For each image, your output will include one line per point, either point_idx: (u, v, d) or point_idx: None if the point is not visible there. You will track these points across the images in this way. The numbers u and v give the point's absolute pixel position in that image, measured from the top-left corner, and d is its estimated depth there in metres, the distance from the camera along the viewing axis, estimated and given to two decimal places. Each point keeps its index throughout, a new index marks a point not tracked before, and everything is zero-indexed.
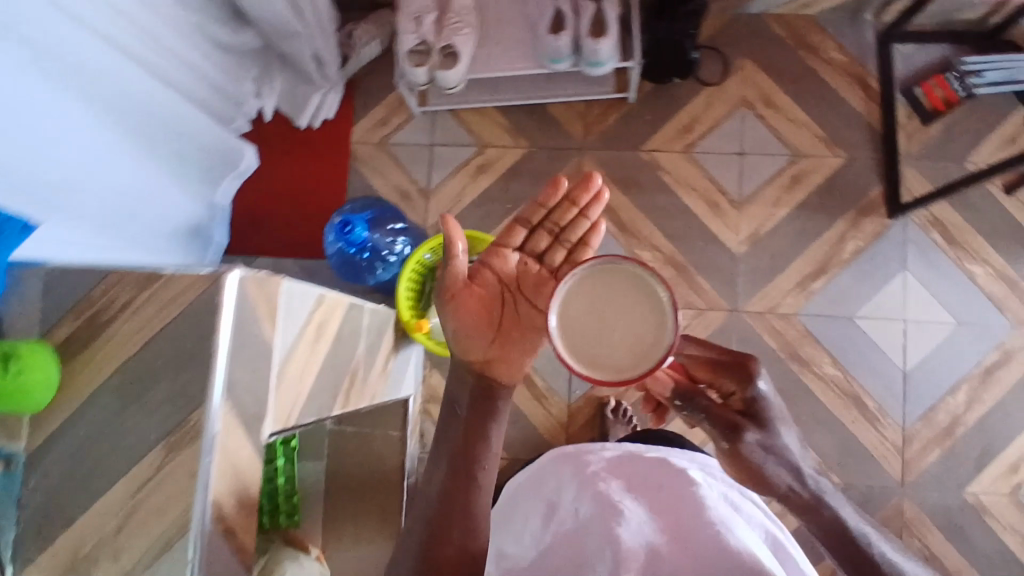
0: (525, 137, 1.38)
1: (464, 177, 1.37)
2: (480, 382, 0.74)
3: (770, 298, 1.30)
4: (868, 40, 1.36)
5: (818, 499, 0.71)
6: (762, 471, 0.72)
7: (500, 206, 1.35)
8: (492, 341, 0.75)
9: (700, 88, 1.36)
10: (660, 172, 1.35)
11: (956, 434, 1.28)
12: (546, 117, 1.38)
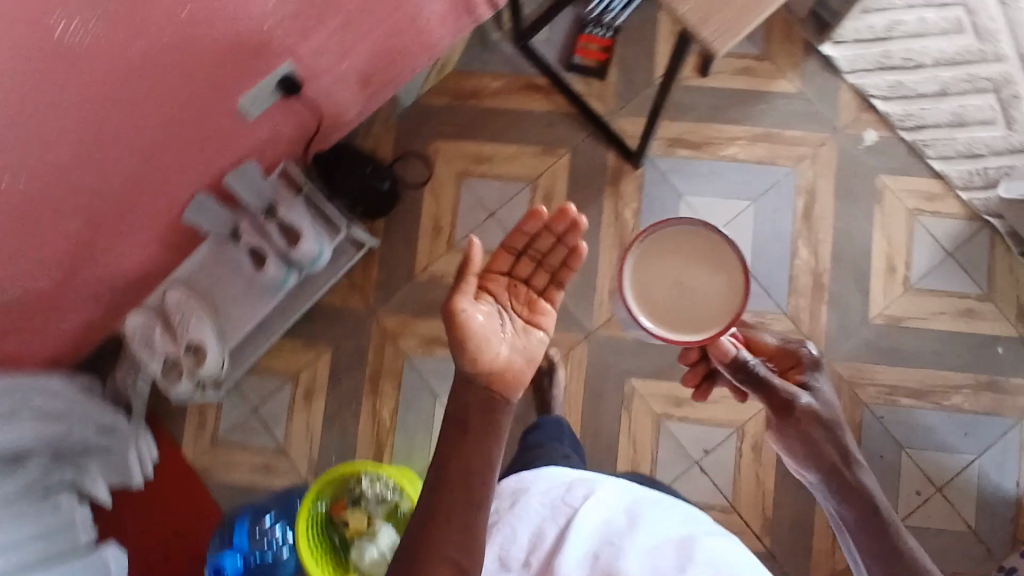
0: (320, 341, 1.37)
1: (302, 413, 1.36)
2: (485, 399, 0.73)
3: (607, 303, 1.35)
4: (510, 52, 1.41)
5: (857, 479, 0.87)
6: (811, 435, 0.88)
7: (349, 410, 1.35)
8: (496, 355, 0.74)
9: (421, 192, 1.39)
10: (446, 279, 1.37)
11: (826, 283, 1.32)
12: (323, 312, 1.37)
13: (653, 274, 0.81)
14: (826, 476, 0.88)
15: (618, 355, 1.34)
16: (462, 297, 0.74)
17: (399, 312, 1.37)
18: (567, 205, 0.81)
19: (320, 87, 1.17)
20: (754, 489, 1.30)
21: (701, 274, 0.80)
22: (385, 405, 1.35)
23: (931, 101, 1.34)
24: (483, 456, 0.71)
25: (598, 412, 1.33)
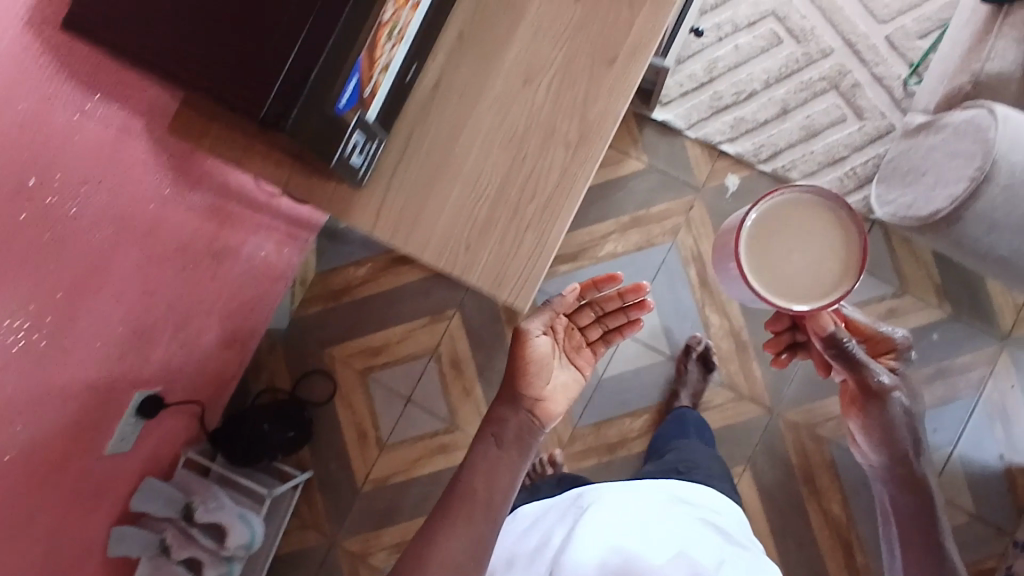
0: None
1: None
2: (526, 415, 0.79)
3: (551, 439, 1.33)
4: (360, 234, 1.37)
5: (918, 470, 0.95)
6: (892, 422, 0.92)
7: None
8: (542, 385, 0.81)
9: (332, 405, 1.35)
10: (391, 479, 1.33)
11: (747, 339, 1.29)
12: (285, 562, 1.33)
13: (771, 246, 0.76)
14: (898, 471, 0.95)
15: None
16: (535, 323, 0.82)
17: (357, 530, 1.33)
18: (642, 282, 0.85)
19: (184, 380, 1.15)
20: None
21: (808, 261, 0.75)
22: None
23: (778, 123, 1.31)
24: (507, 472, 0.75)
25: None
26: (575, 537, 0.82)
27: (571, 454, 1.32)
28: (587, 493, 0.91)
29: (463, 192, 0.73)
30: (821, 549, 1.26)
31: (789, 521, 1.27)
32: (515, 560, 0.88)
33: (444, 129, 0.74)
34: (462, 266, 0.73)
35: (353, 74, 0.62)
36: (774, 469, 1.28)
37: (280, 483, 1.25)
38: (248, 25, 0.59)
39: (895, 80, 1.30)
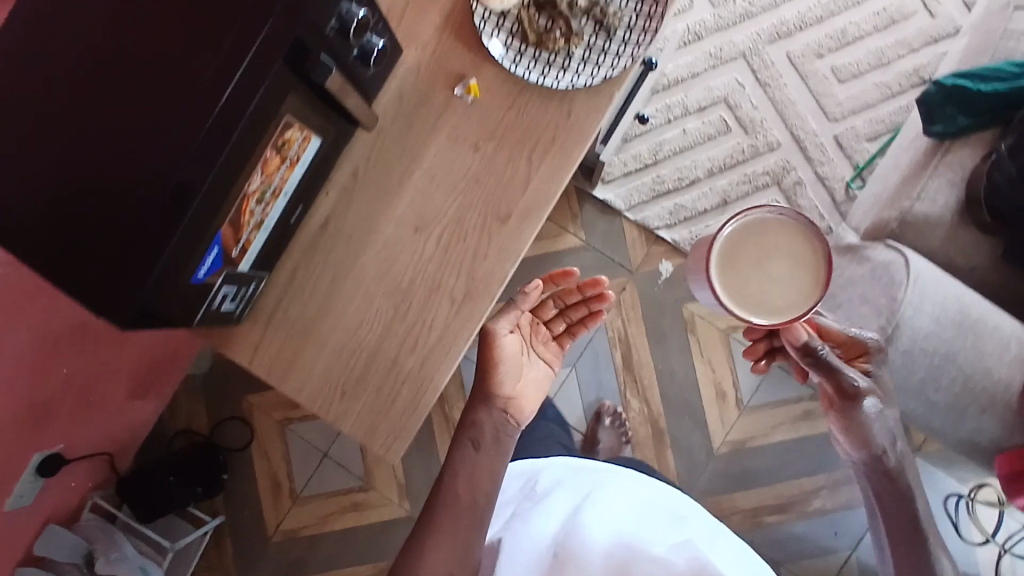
0: None
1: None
2: (499, 415, 0.77)
3: None
4: None
5: (898, 472, 0.83)
6: (869, 430, 0.81)
7: None
8: (514, 384, 0.78)
9: (248, 454, 1.35)
10: (302, 532, 1.33)
11: (664, 426, 1.30)
12: None
13: (742, 260, 0.73)
14: (883, 483, 0.83)
15: None
16: (502, 321, 0.77)
17: None
18: (601, 276, 0.82)
19: (90, 435, 1.14)
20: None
21: (775, 275, 0.71)
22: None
23: (717, 213, 1.30)
24: (487, 474, 0.75)
25: None
26: (590, 522, 0.88)
27: None
28: (585, 471, 0.94)
29: (345, 336, 0.72)
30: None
31: None
32: (511, 536, 0.86)
33: (331, 270, 0.73)
34: (337, 414, 0.72)
35: (214, 244, 0.59)
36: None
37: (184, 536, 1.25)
38: (92, 216, 0.55)
39: (837, 182, 1.29)
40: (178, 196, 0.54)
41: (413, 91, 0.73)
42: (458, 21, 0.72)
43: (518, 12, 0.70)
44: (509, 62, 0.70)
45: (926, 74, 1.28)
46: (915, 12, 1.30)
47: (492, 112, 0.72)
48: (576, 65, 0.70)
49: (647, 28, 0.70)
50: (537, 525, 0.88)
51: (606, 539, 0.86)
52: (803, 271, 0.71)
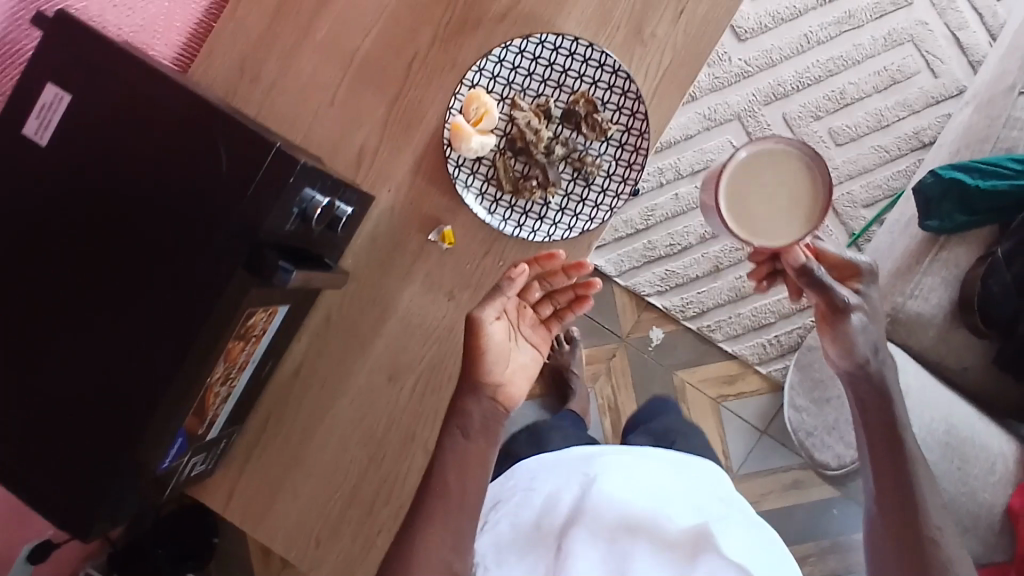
0: None
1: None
2: (489, 407, 0.60)
3: None
4: None
5: (885, 383, 0.66)
6: (850, 338, 0.66)
7: None
8: (503, 371, 0.61)
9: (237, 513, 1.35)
10: None
11: None
12: None
13: (744, 184, 0.62)
14: (869, 423, 0.66)
15: None
16: (489, 307, 0.61)
17: None
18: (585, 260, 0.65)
19: None
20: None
21: (773, 195, 0.61)
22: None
23: (710, 279, 1.27)
24: (478, 468, 0.59)
25: None
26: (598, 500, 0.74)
27: None
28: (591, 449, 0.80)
29: (319, 485, 0.71)
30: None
31: None
32: (504, 531, 0.75)
33: (305, 419, 0.71)
34: (313, 561, 0.72)
35: (179, 437, 0.58)
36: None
37: None
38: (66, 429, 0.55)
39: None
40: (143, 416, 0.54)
41: (386, 233, 0.70)
42: (431, 164, 0.69)
43: (494, 159, 0.68)
44: (484, 211, 0.68)
45: (926, 137, 1.25)
46: (918, 71, 1.25)
47: (467, 260, 0.69)
48: (553, 214, 0.68)
49: (627, 176, 0.68)
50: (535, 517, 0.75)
51: (609, 523, 0.73)
52: (797, 204, 0.60)
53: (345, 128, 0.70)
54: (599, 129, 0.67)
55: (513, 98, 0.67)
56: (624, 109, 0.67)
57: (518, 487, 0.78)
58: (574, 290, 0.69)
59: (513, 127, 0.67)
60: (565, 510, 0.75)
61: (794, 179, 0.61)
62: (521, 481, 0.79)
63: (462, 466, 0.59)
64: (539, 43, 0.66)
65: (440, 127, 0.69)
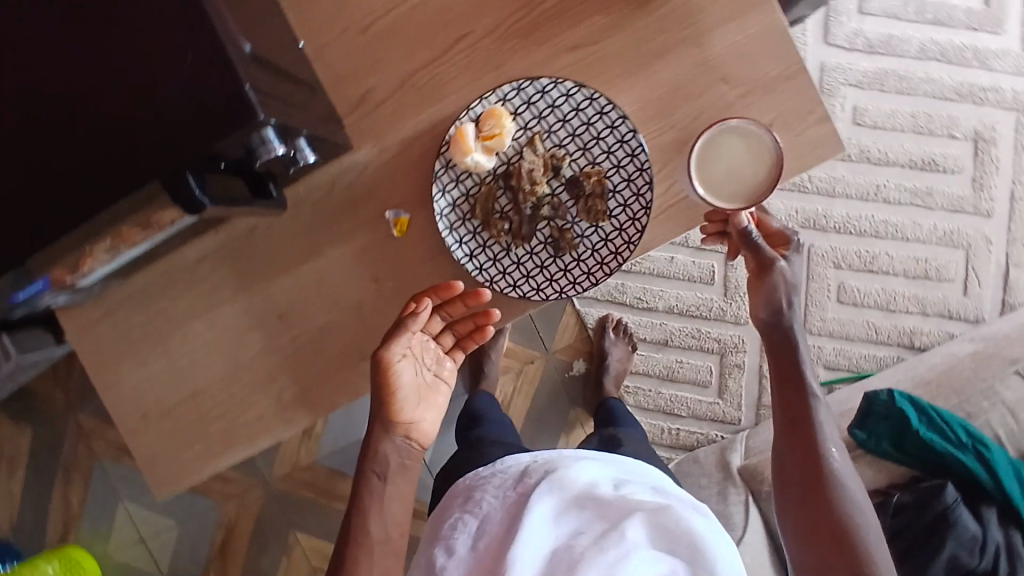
0: (15, 423, 1.37)
1: (2, 481, 1.37)
2: (400, 443, 0.58)
3: (289, 458, 1.33)
4: None
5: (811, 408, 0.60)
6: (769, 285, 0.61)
7: (33, 493, 1.37)
8: (415, 411, 0.59)
9: None
10: None
11: None
12: (23, 397, 1.36)
13: (724, 157, 0.58)
14: (782, 390, 0.62)
15: (288, 511, 1.33)
16: (397, 345, 0.58)
17: (96, 414, 1.36)
18: (484, 290, 0.62)
19: None
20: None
21: (732, 173, 0.58)
22: (74, 493, 1.37)
23: (652, 347, 1.23)
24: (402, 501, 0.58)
25: (258, 554, 1.34)
26: (545, 489, 0.61)
27: (295, 479, 1.32)
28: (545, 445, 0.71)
29: (166, 369, 0.70)
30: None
31: None
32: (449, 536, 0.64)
33: (184, 306, 0.69)
34: (127, 432, 0.71)
35: (37, 282, 0.58)
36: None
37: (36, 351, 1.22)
38: None
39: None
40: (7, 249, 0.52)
41: (350, 185, 0.66)
42: (425, 150, 0.65)
43: (484, 180, 0.64)
44: (445, 224, 0.64)
45: (918, 342, 1.19)
46: (953, 279, 1.20)
47: (408, 255, 0.66)
48: (507, 264, 0.65)
49: (592, 273, 0.64)
50: (481, 511, 0.64)
51: (572, 493, 0.61)
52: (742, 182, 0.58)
53: (365, 66, 0.65)
54: (593, 214, 0.63)
55: (534, 134, 0.63)
56: (628, 211, 0.62)
57: (463, 491, 0.69)
58: (475, 318, 0.64)
59: (518, 162, 0.64)
60: (518, 489, 0.64)
61: (761, 152, 0.57)
62: (467, 484, 0.70)
63: (388, 543, 0.56)
64: (587, 99, 0.62)
65: (452, 120, 0.64)
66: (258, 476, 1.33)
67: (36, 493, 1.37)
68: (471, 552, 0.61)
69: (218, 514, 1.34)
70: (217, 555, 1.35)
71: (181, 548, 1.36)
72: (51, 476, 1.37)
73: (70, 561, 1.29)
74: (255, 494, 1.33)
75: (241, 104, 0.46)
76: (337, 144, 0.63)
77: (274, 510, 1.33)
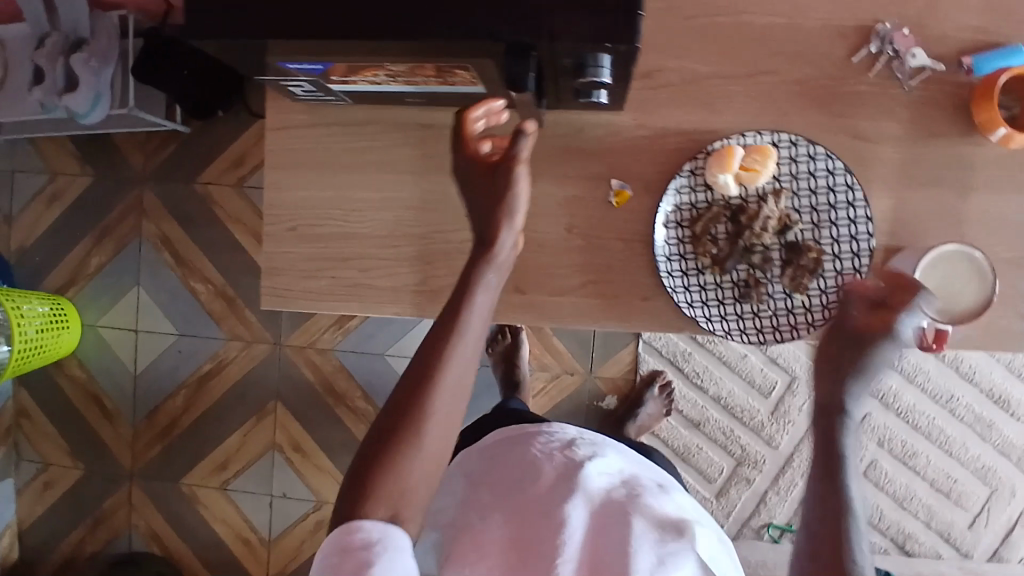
0: (88, 164, 1.33)
1: (44, 209, 1.34)
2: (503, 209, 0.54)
3: (310, 333, 1.32)
4: None
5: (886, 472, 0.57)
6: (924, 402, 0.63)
7: (67, 236, 1.34)
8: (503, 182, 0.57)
9: (250, 120, 1.31)
10: (211, 206, 1.33)
11: None
12: (108, 146, 1.33)
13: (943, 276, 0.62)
14: (820, 432, 0.58)
15: (284, 380, 1.32)
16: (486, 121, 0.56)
17: (161, 198, 1.34)
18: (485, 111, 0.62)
19: None
20: (290, 549, 1.34)
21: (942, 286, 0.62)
22: (98, 255, 1.34)
23: (683, 422, 1.25)
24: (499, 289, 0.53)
25: (235, 400, 1.34)
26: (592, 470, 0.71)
27: (306, 355, 1.32)
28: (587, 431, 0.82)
29: (338, 201, 0.71)
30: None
31: None
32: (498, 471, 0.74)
33: (388, 156, 0.70)
34: (270, 235, 0.72)
35: (317, 63, 0.57)
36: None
37: (149, 116, 1.21)
38: None
39: (770, 514, 1.23)
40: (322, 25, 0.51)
41: (596, 139, 0.68)
42: (680, 146, 0.67)
43: (714, 202, 0.66)
44: (662, 220, 0.66)
45: (909, 546, 1.21)
46: (967, 510, 1.21)
47: (613, 226, 0.68)
48: (693, 283, 0.66)
49: (763, 332, 0.66)
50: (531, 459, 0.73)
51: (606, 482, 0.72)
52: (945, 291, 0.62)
53: (673, 47, 0.67)
54: (793, 284, 0.65)
55: (782, 189, 0.64)
56: (824, 298, 0.65)
57: (505, 440, 0.79)
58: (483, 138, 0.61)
59: (754, 203, 0.65)
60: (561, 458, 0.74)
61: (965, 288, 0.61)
62: (509, 441, 0.79)
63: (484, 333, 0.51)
64: (846, 186, 0.63)
65: (717, 137, 0.67)
66: (275, 334, 1.32)
67: (70, 237, 1.34)
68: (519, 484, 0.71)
69: (217, 347, 1.33)
70: (194, 383, 1.35)
71: (166, 358, 1.35)
72: (84, 229, 1.34)
73: (57, 315, 1.30)
74: (262, 348, 1.33)
75: (633, 22, 0.48)
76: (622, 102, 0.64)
77: (272, 371, 1.33)
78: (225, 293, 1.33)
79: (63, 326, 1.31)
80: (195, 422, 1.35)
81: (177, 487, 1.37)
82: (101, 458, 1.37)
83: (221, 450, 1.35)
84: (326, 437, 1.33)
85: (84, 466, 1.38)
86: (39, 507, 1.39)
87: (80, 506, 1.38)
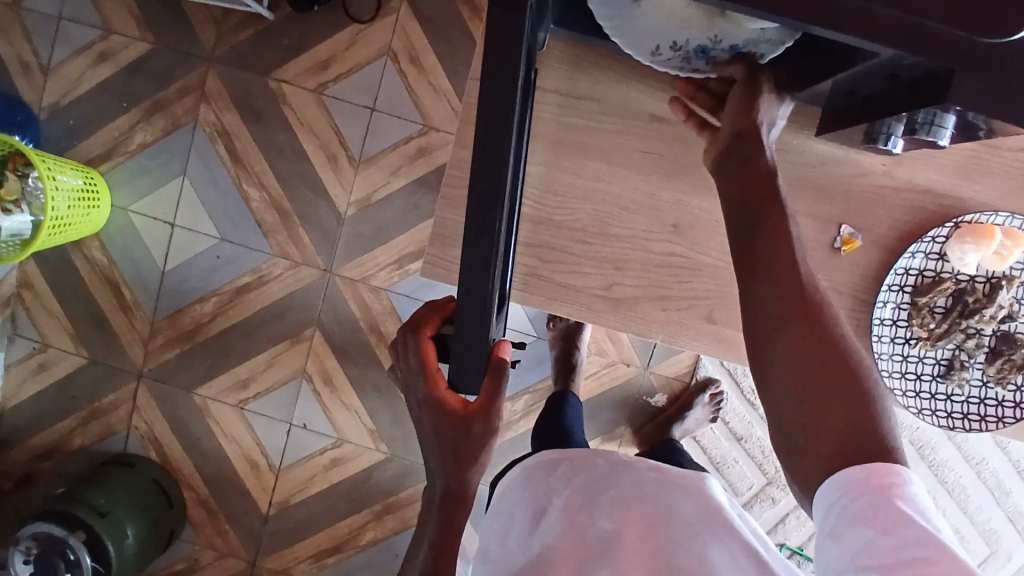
0: (153, 29, 1.20)
1: (94, 68, 1.21)
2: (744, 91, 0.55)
3: (365, 267, 1.23)
4: None
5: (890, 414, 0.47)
6: None
7: (114, 103, 1.21)
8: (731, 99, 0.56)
9: (347, 24, 1.19)
10: (281, 106, 1.21)
11: (505, 437, 1.22)
12: (180, 15, 1.20)
13: None
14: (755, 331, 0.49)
15: (328, 309, 1.24)
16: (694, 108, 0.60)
17: (227, 84, 1.21)
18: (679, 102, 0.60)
19: None
20: (299, 480, 1.29)
21: None
22: (144, 131, 1.21)
23: (725, 434, 1.25)
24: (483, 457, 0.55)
25: (270, 320, 1.25)
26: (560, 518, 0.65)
27: (356, 288, 1.23)
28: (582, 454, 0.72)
29: (539, 182, 0.63)
30: (317, 531, 1.29)
31: (340, 501, 1.29)
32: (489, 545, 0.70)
33: (601, 141, 0.63)
34: (452, 199, 0.64)
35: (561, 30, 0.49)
36: (386, 483, 1.28)
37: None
38: None
39: (786, 534, 1.25)
40: (519, 82, 0.42)
41: (835, 182, 0.63)
42: (923, 206, 0.63)
43: (945, 274, 0.62)
44: (889, 281, 0.63)
45: None
46: None
47: (832, 275, 0.63)
48: (898, 351, 0.63)
49: (952, 417, 0.63)
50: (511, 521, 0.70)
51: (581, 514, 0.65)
52: None
53: None
54: (996, 375, 0.62)
55: (1016, 278, 0.62)
56: (1018, 395, 0.62)
57: (503, 502, 0.73)
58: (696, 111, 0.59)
59: (982, 287, 0.62)
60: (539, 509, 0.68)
61: None
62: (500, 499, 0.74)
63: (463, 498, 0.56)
64: None
65: (962, 210, 0.63)
66: (326, 260, 1.23)
67: (119, 105, 1.22)
68: (507, 552, 0.67)
69: (262, 261, 1.23)
70: (228, 292, 1.25)
71: (202, 260, 1.24)
72: (136, 99, 1.21)
73: (89, 190, 1.17)
74: (310, 271, 1.23)
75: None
76: (893, 149, 0.60)
77: (317, 297, 1.24)
78: (280, 205, 1.22)
79: (94, 203, 1.18)
80: (220, 333, 1.26)
81: (188, 396, 1.28)
82: (108, 349, 1.27)
83: (243, 367, 1.27)
84: (361, 376, 1.26)
85: (87, 354, 1.27)
86: (27, 388, 1.27)
87: (74, 395, 1.27)
